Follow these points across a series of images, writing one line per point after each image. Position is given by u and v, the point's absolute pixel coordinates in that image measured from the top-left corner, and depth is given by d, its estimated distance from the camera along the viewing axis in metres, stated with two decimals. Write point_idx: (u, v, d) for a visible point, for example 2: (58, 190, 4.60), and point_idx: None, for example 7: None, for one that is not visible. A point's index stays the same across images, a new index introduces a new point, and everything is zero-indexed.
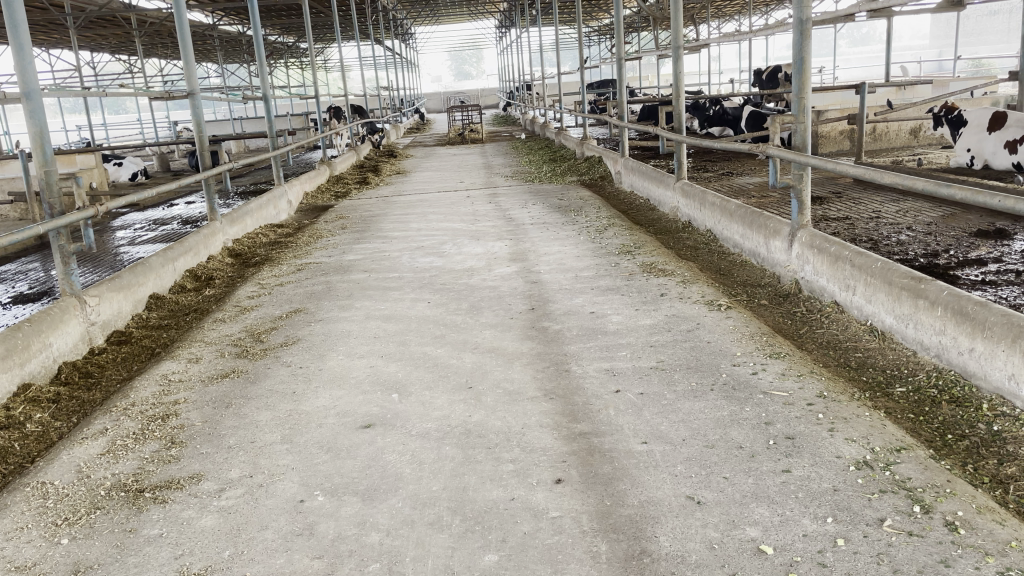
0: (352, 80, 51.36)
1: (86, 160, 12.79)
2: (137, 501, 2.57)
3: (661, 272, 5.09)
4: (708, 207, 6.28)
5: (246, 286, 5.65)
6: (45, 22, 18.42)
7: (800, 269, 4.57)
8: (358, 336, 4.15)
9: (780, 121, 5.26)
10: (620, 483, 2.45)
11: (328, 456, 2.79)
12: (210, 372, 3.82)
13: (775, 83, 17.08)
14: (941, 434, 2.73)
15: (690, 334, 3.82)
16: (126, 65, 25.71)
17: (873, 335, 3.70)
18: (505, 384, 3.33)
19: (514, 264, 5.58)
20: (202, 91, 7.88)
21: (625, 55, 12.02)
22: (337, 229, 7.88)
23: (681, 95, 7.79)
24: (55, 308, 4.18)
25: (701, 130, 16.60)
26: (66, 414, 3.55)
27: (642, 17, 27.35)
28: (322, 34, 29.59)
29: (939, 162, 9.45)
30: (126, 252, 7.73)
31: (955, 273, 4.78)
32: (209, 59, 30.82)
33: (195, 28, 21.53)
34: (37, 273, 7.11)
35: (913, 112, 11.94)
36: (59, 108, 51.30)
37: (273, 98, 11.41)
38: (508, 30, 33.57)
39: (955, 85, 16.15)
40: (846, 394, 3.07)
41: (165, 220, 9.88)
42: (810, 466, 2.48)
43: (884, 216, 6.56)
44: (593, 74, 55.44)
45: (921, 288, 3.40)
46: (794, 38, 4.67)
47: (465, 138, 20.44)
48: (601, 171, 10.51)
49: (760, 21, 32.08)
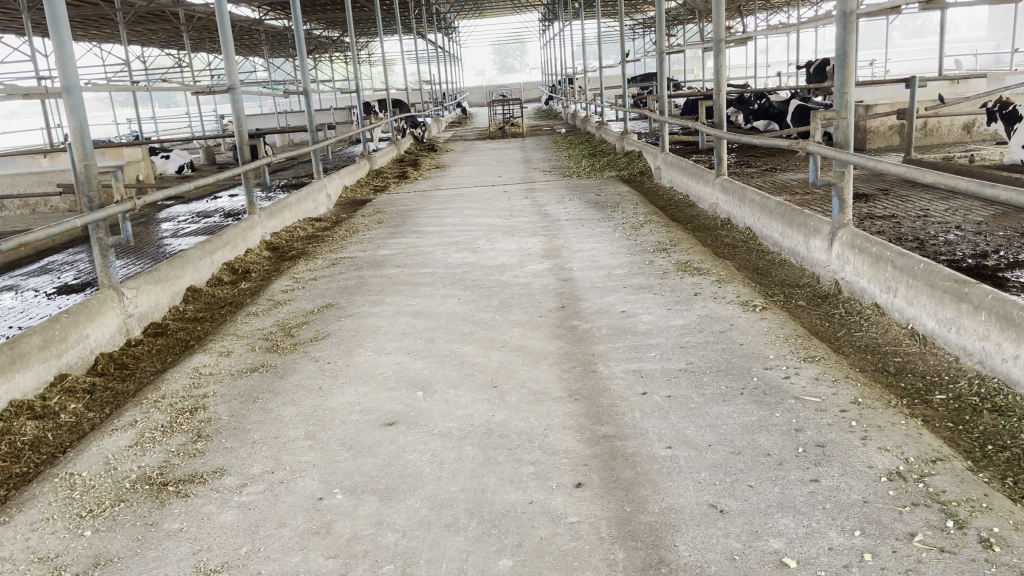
0: (396, 73, 51.67)
1: (133, 153, 12.97)
2: (160, 495, 2.60)
3: (696, 271, 5.00)
4: (748, 204, 6.16)
5: (281, 280, 5.69)
6: (97, 17, 18.85)
7: (841, 269, 4.45)
8: (387, 332, 4.15)
9: (822, 116, 5.10)
10: (641, 489, 2.40)
11: (350, 454, 2.78)
12: (239, 366, 3.84)
13: (824, 77, 16.70)
14: (980, 445, 2.62)
15: (722, 336, 3.74)
16: (175, 60, 26.20)
17: (914, 339, 3.58)
18: (531, 383, 3.28)
19: (547, 261, 5.53)
20: (242, 85, 7.94)
21: (667, 49, 11.83)
22: (373, 223, 7.91)
23: (722, 89, 7.64)
24: (93, 300, 4.25)
25: (745, 124, 16.32)
26: (99, 405, 3.61)
27: (687, 10, 27.01)
28: (366, 28, 29.78)
29: (992, 158, 9.14)
30: (168, 244, 7.87)
31: (1004, 275, 4.60)
32: (255, 53, 31.24)
33: (241, 22, 21.82)
34: (82, 264, 7.27)
35: (966, 106, 11.57)
36: (111, 102, 52.65)
37: (314, 92, 11.48)
38: (551, 23, 33.40)
39: (1012, 78, 15.62)
40: (882, 400, 2.97)
41: (207, 212, 10.04)
42: (839, 475, 2.40)
43: (932, 215, 6.36)
44: (637, 68, 55.05)
45: (965, 292, 3.27)
46: (837, 31, 4.54)
47: (506, 132, 20.42)
48: (641, 167, 10.39)
49: (809, 14, 31.43)
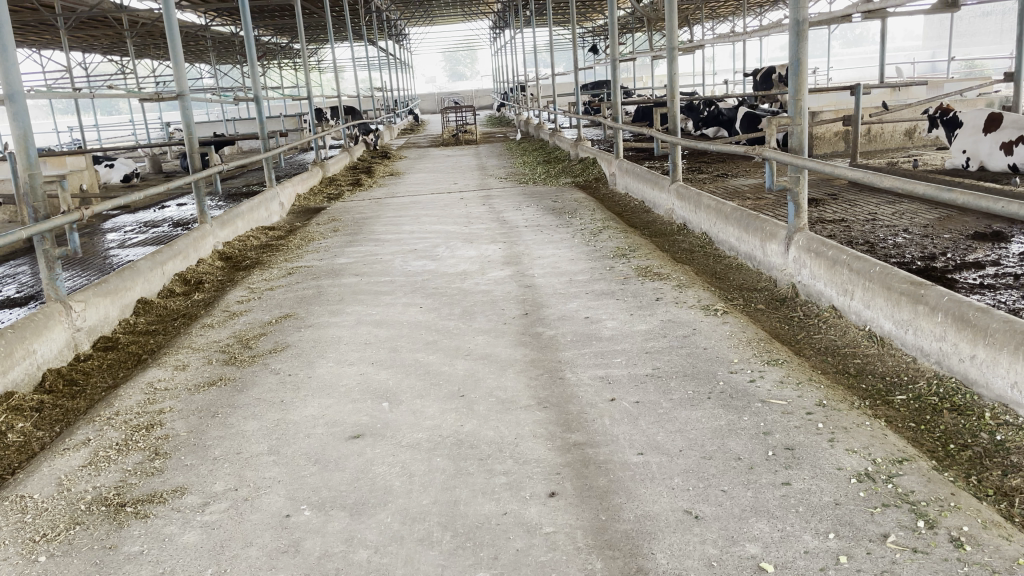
0: (345, 80, 51.23)
1: (76, 161, 12.65)
2: (119, 517, 2.50)
3: (656, 276, 5.03)
4: (704, 209, 6.22)
5: (235, 290, 5.56)
6: (35, 22, 18.30)
7: (798, 273, 4.51)
8: (348, 342, 4.08)
9: (775, 122, 5.18)
10: (615, 496, 2.39)
11: (316, 468, 2.71)
12: (197, 379, 3.73)
13: (771, 84, 17.03)
14: (942, 444, 2.67)
15: (686, 340, 3.76)
16: (117, 66, 25.58)
17: (872, 340, 3.64)
18: (499, 392, 3.25)
19: (508, 268, 5.51)
20: (191, 92, 7.76)
21: (619, 56, 11.92)
22: (328, 231, 7.80)
23: (676, 96, 7.71)
24: (40, 314, 4.10)
25: (695, 131, 16.55)
26: (48, 424, 3.46)
27: (636, 18, 27.35)
28: (315, 35, 29.46)
29: (934, 163, 9.42)
30: (116, 255, 7.64)
31: (953, 277, 4.72)
32: (202, 59, 30.67)
33: (186, 28, 21.40)
34: (25, 277, 7.02)
35: (907, 113, 11.91)
36: (50, 109, 51.28)
37: (264, 99, 11.27)
38: (501, 31, 33.48)
39: (949, 86, 16.16)
40: (846, 402, 3.01)
41: (155, 222, 9.80)
42: (810, 478, 2.42)
43: (881, 219, 6.50)
44: (586, 75, 55.57)
45: (921, 294, 3.34)
46: (790, 39, 4.61)
47: (459, 139, 20.39)
48: (596, 173, 10.45)
49: (754, 23, 32.06)
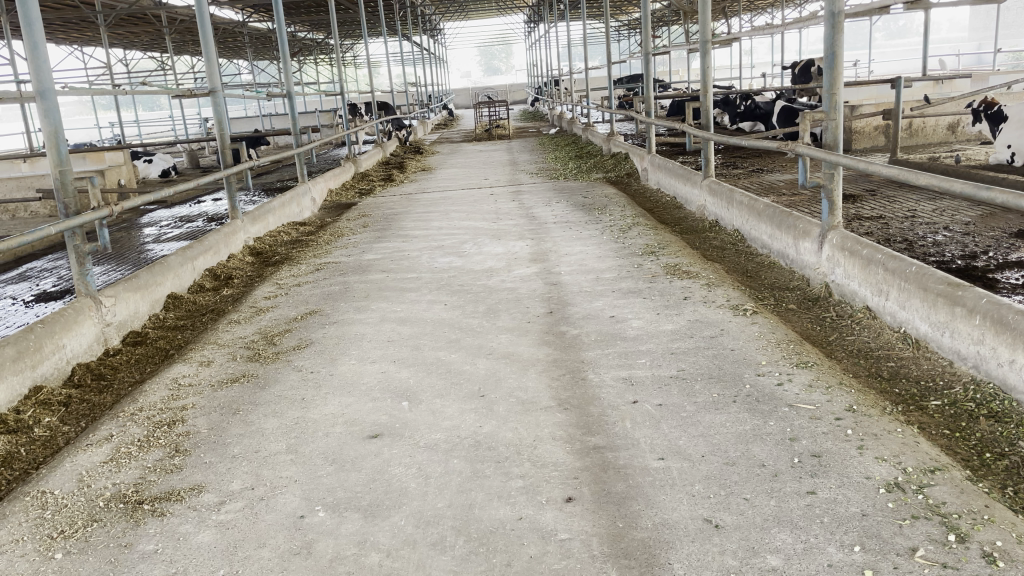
0: (380, 75, 51.54)
1: (114, 156, 12.86)
2: (136, 514, 2.50)
3: (685, 274, 4.94)
4: (736, 206, 6.11)
5: (263, 286, 5.59)
6: (77, 20, 18.63)
7: (831, 272, 4.40)
8: (372, 340, 4.06)
9: (809, 118, 5.04)
10: (633, 503, 2.33)
11: (332, 468, 2.69)
12: (220, 376, 3.74)
13: (809, 78, 16.72)
14: (978, 453, 2.56)
15: (713, 341, 3.68)
16: (157, 63, 25.97)
17: (907, 343, 3.52)
18: (519, 393, 3.20)
19: (535, 265, 5.46)
20: (224, 88, 7.81)
21: (653, 50, 11.76)
22: (358, 227, 7.81)
23: (708, 90, 7.58)
24: (69, 309, 4.14)
25: (731, 125, 16.29)
26: (74, 419, 3.50)
27: (672, 10, 27.06)
28: (350, 30, 29.63)
29: (977, 158, 9.16)
30: (151, 250, 7.74)
31: (994, 276, 4.57)
32: (239, 55, 31.02)
33: (224, 24, 21.65)
34: (62, 271, 7.14)
35: (951, 106, 11.59)
36: (92, 106, 52.48)
37: (297, 94, 11.33)
38: (536, 26, 33.39)
39: (995, 79, 15.71)
40: (878, 407, 2.91)
41: (191, 217, 9.92)
42: (836, 487, 2.33)
43: (920, 216, 6.32)
44: (620, 69, 55.16)
45: (958, 295, 3.22)
46: (825, 31, 4.48)
47: (492, 134, 20.34)
48: (628, 168, 10.35)
49: (792, 15, 31.50)
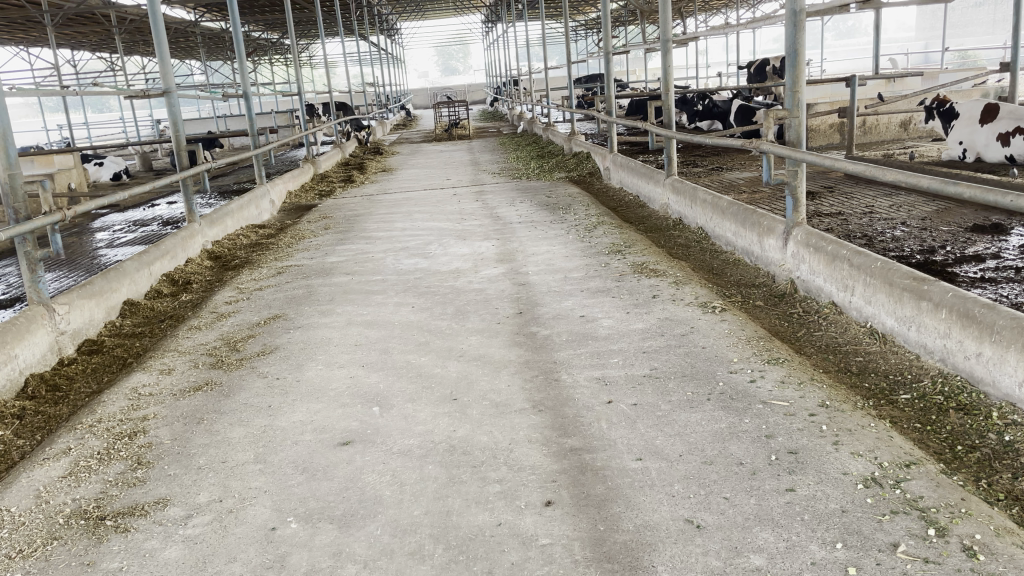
0: (337, 75, 51.03)
1: (64, 160, 12.50)
2: (98, 531, 2.40)
3: (653, 273, 4.94)
4: (700, 204, 6.13)
5: (224, 291, 5.45)
6: (22, 20, 18.09)
7: (796, 268, 4.43)
8: (338, 344, 3.98)
9: (771, 116, 5.08)
10: (614, 505, 2.30)
11: (304, 478, 2.62)
12: (182, 385, 3.63)
13: (765, 77, 16.94)
14: (950, 446, 2.59)
15: (684, 339, 3.67)
16: (107, 64, 25.35)
17: (874, 337, 3.56)
18: (492, 395, 3.16)
19: (502, 265, 5.42)
20: (178, 88, 7.62)
21: (612, 50, 11.79)
22: (320, 229, 7.68)
23: (670, 89, 7.60)
24: (21, 318, 3.99)
25: (689, 124, 16.44)
26: (29, 432, 3.36)
27: (629, 10, 27.26)
28: (306, 30, 29.29)
29: (931, 155, 9.34)
30: (104, 255, 7.53)
31: (953, 270, 4.64)
32: (192, 56, 30.45)
33: (176, 24, 21.23)
34: (11, 278, 6.90)
35: (903, 104, 11.82)
36: (40, 108, 51.10)
37: (252, 95, 11.11)
38: (494, 26, 33.41)
39: (945, 76, 16.09)
40: (850, 402, 2.92)
41: (145, 220, 9.69)
42: (815, 484, 2.33)
43: (878, 212, 6.42)
44: (578, 69, 55.33)
45: (924, 290, 3.26)
46: (787, 29, 4.50)
47: (452, 134, 20.25)
48: (589, 167, 10.35)
49: (747, 14, 31.89)
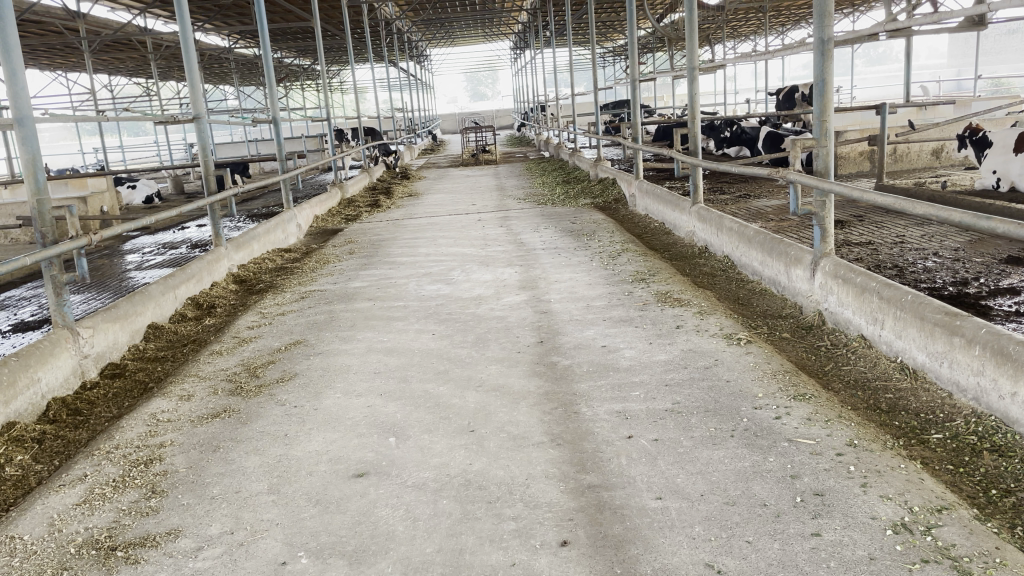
0: (366, 101, 51.70)
1: (97, 182, 12.71)
2: (108, 562, 2.37)
3: (677, 302, 4.87)
4: (726, 232, 6.06)
5: (247, 315, 5.47)
6: (62, 45, 18.54)
7: (824, 299, 4.34)
8: (357, 371, 3.96)
9: (799, 145, 5.01)
10: (632, 547, 2.23)
11: (316, 510, 2.58)
12: (200, 411, 3.62)
13: (793, 103, 16.89)
14: (984, 489, 2.48)
15: (708, 372, 3.59)
16: (142, 88, 25.90)
17: (904, 373, 3.46)
18: (510, 427, 3.11)
19: (524, 292, 5.39)
20: (208, 113, 7.72)
21: (638, 76, 11.78)
22: (344, 254, 7.71)
23: (696, 116, 7.55)
24: (45, 341, 4.01)
25: (717, 150, 16.41)
26: (48, 456, 3.36)
27: (657, 36, 27.34)
28: (337, 56, 29.72)
29: (963, 184, 9.20)
30: (133, 277, 7.61)
31: (987, 304, 4.53)
32: (225, 81, 31.00)
33: (210, 50, 21.65)
34: (40, 299, 6.99)
35: (934, 133, 11.69)
36: (76, 132, 52.31)
37: (281, 120, 11.22)
38: (522, 52, 33.70)
39: (977, 103, 15.91)
40: (878, 442, 2.83)
41: (174, 243, 9.79)
42: (842, 529, 2.25)
43: (909, 242, 6.31)
44: (606, 95, 55.64)
45: (956, 325, 3.16)
46: (815, 58, 4.45)
47: (479, 159, 20.37)
48: (615, 194, 10.32)
49: (775, 41, 31.86)
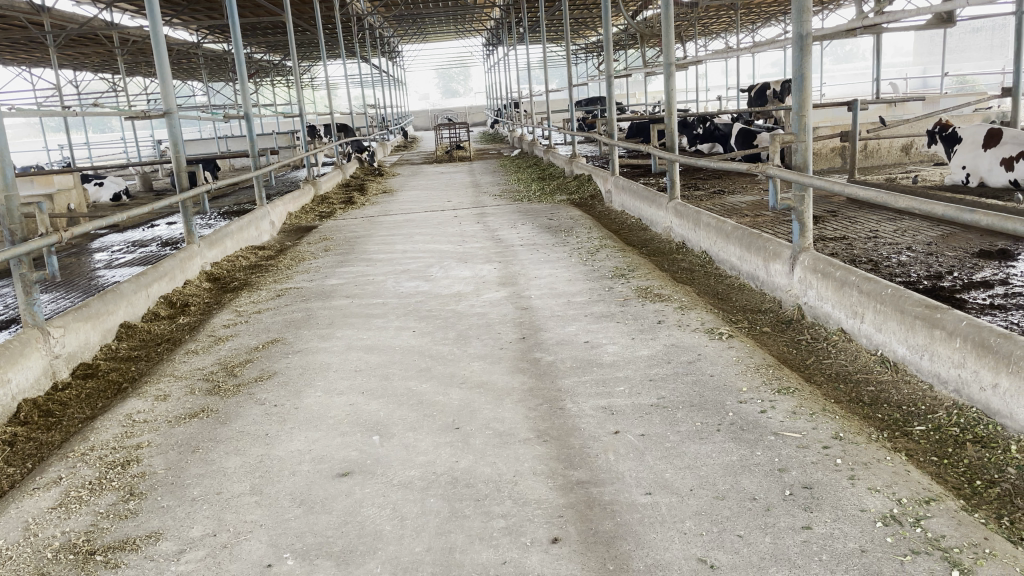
0: (338, 98, 51.31)
1: (64, 180, 12.46)
2: (87, 566, 2.31)
3: (657, 298, 4.87)
4: (703, 227, 6.08)
5: (221, 314, 5.38)
6: (25, 40, 18.13)
7: (803, 294, 4.36)
8: (338, 369, 3.91)
9: (776, 141, 5.03)
10: (623, 543, 2.21)
11: (301, 511, 2.53)
12: (178, 411, 3.54)
13: (765, 100, 17.05)
14: (968, 480, 2.50)
15: (692, 367, 3.59)
16: (108, 84, 25.44)
17: (885, 366, 3.48)
18: (496, 424, 3.08)
19: (504, 289, 5.35)
20: (179, 108, 7.58)
21: (613, 72, 11.80)
22: (319, 251, 7.62)
23: (673, 112, 7.56)
24: (15, 341, 3.91)
25: (690, 147, 16.51)
26: (20, 459, 3.27)
27: (629, 33, 27.42)
28: (308, 52, 29.44)
29: (933, 179, 9.32)
30: (102, 276, 7.46)
31: (962, 297, 4.58)
32: (193, 76, 30.55)
33: (178, 45, 21.32)
34: (7, 298, 6.82)
35: (903, 129, 11.85)
36: (41, 129, 51.28)
37: (253, 115, 11.07)
38: (495, 49, 33.65)
39: (944, 101, 16.16)
40: (864, 434, 2.84)
41: (144, 242, 9.63)
42: (832, 521, 2.25)
43: (883, 236, 6.37)
44: (579, 93, 55.74)
45: (937, 318, 3.19)
46: (793, 53, 4.47)
47: (452, 155, 20.32)
48: (591, 190, 10.33)
49: (746, 38, 32.12)
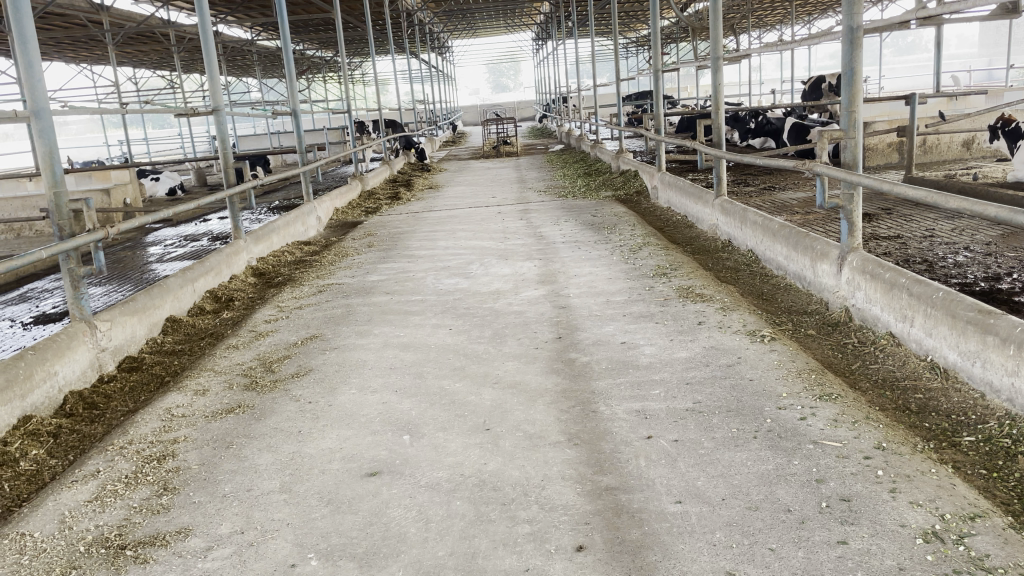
0: (390, 93, 51.74)
1: (121, 175, 12.78)
2: (117, 561, 2.34)
3: (698, 298, 4.77)
4: (750, 225, 5.94)
5: (264, 309, 5.45)
6: (86, 38, 18.64)
7: (851, 295, 4.22)
8: (373, 366, 3.91)
9: (825, 137, 4.87)
10: (650, 553, 2.16)
11: (327, 510, 2.53)
12: (215, 407, 3.58)
13: (820, 94, 16.65)
14: (1019, 495, 2.37)
15: (730, 371, 3.50)
16: (166, 81, 26.05)
17: (934, 372, 3.35)
18: (526, 426, 3.04)
19: (543, 287, 5.31)
20: (227, 105, 7.68)
21: (661, 67, 11.63)
22: (363, 247, 7.67)
23: (720, 107, 7.40)
24: (62, 334, 4.00)
25: (741, 142, 16.22)
26: (63, 451, 3.34)
27: (680, 26, 27.05)
28: (359, 48, 29.72)
29: (995, 176, 8.98)
30: (153, 269, 7.63)
31: (1021, 300, 4.38)
32: (248, 73, 31.09)
33: (233, 42, 21.68)
34: (62, 291, 7.02)
35: (965, 124, 11.45)
36: (103, 125, 52.79)
37: (302, 111, 11.19)
38: (545, 43, 33.52)
39: (1010, 93, 15.56)
40: (908, 444, 2.73)
41: (195, 236, 9.82)
42: (870, 536, 2.16)
43: (939, 235, 6.15)
44: (629, 86, 55.24)
45: (990, 323, 3.04)
46: (843, 47, 4.31)
47: (500, 151, 20.31)
48: (637, 186, 10.21)
49: (800, 31, 31.42)
